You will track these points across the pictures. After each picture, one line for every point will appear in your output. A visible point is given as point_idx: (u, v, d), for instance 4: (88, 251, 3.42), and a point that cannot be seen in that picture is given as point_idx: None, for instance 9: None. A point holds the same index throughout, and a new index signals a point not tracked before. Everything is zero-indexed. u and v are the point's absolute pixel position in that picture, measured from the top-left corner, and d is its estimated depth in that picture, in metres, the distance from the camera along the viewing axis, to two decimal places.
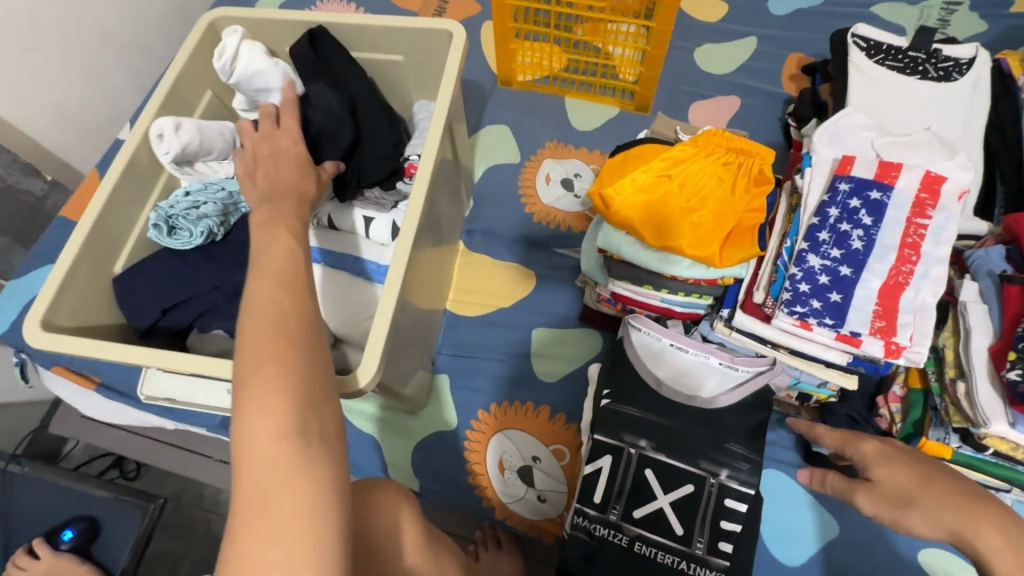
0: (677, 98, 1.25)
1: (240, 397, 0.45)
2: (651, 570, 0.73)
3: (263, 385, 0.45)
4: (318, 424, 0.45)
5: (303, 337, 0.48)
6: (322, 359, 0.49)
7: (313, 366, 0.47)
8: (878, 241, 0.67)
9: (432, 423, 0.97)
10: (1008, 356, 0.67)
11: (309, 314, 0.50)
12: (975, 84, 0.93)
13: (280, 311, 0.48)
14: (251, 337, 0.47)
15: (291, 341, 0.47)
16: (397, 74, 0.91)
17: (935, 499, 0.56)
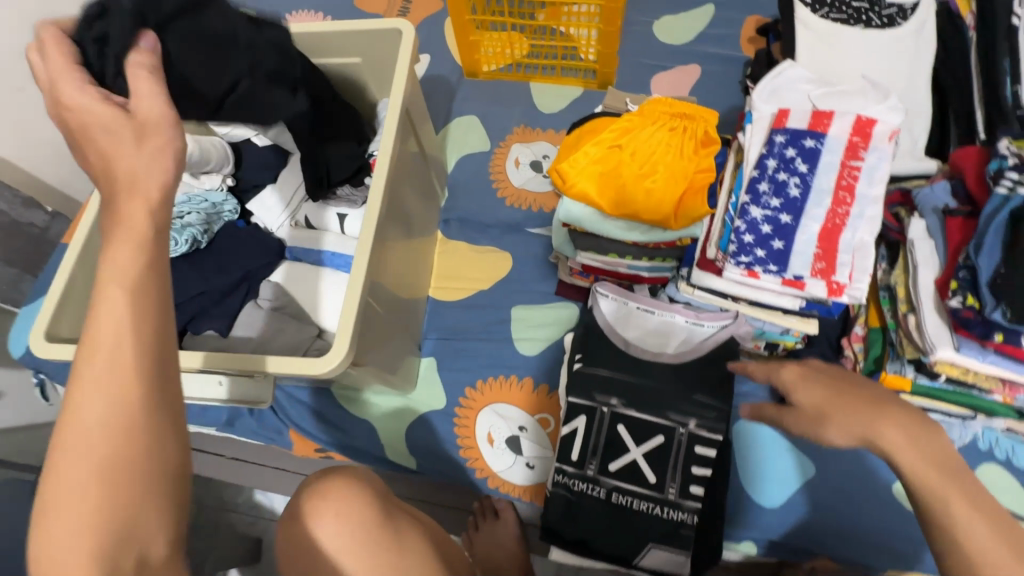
0: (639, 72, 1.27)
1: (39, 517, 0.37)
2: (628, 518, 0.77)
3: (63, 525, 0.36)
4: (134, 559, 0.37)
5: (119, 457, 0.37)
6: (138, 483, 0.37)
7: (125, 487, 0.37)
8: (815, 187, 0.70)
9: (422, 405, 1.02)
10: (949, 285, 0.69)
11: (132, 423, 0.37)
12: (920, 28, 0.91)
13: (97, 416, 0.37)
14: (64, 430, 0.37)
15: (103, 466, 0.37)
16: (357, 76, 0.95)
17: (854, 404, 0.57)
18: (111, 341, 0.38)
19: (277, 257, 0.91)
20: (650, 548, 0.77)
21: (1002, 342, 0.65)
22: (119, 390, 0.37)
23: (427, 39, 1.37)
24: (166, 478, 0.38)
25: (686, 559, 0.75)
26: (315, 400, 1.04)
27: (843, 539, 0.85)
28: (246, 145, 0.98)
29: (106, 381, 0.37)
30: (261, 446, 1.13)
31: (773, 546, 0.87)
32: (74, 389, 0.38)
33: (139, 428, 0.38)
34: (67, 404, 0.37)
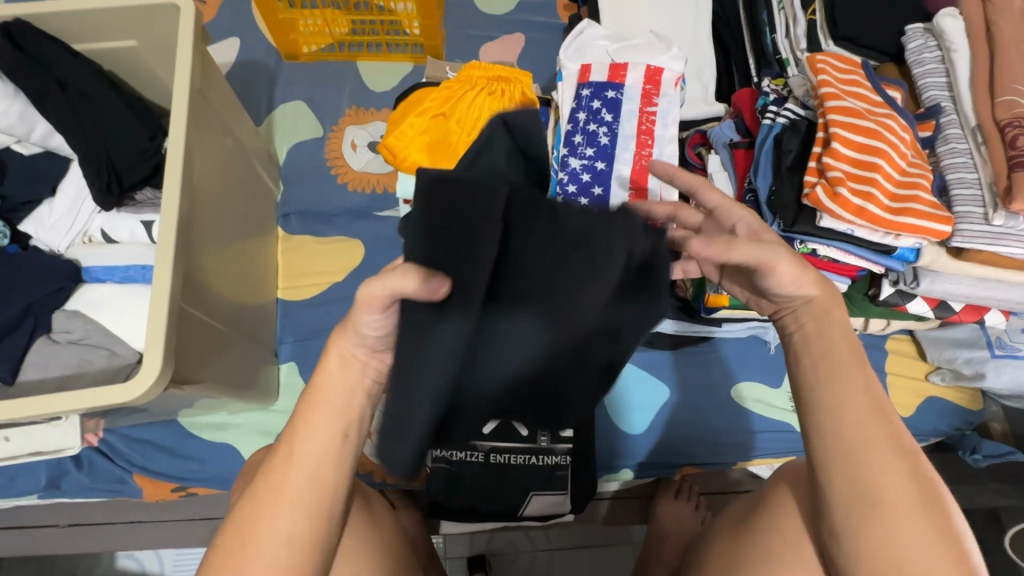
0: (466, 44, 1.27)
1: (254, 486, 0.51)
2: (509, 472, 0.80)
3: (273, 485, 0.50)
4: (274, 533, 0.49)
5: (310, 529, 0.50)
6: (307, 546, 0.50)
7: (298, 540, 0.50)
8: (621, 134, 0.76)
9: (289, 411, 0.96)
10: (741, 207, 0.79)
11: (329, 484, 0.51)
12: None
13: (290, 492, 0.50)
14: (260, 503, 0.50)
15: (289, 538, 0.49)
16: (139, 62, 0.83)
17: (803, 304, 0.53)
18: (327, 415, 0.51)
19: (73, 282, 0.77)
20: (531, 496, 0.80)
21: (782, 249, 0.76)
22: (317, 462, 0.50)
23: (234, 20, 1.24)
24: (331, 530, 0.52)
25: (564, 498, 0.80)
26: (160, 436, 0.93)
27: (698, 446, 0.96)
28: (8, 155, 0.81)
29: (335, 421, 0.51)
30: (98, 506, 0.96)
31: (644, 467, 0.95)
32: (293, 441, 0.51)
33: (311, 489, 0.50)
34: (276, 476, 0.50)
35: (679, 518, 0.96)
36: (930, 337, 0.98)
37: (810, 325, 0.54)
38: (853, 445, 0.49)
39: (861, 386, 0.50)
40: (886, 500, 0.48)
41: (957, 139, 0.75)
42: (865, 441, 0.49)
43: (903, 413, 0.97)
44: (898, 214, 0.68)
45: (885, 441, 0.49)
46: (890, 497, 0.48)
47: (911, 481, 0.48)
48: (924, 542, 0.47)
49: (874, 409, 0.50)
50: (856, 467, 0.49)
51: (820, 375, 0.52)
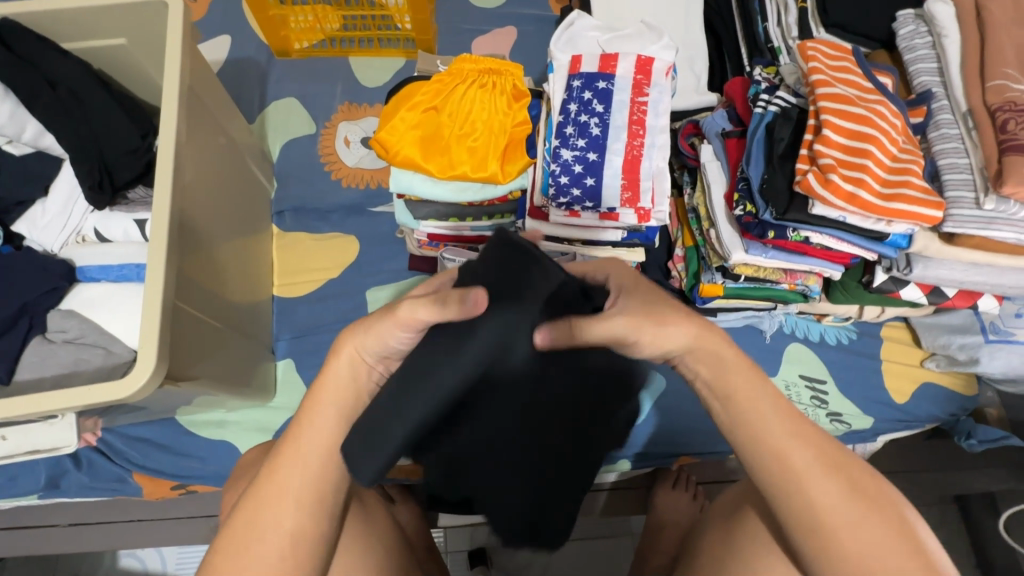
0: (457, 38, 1.27)
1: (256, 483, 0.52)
2: None
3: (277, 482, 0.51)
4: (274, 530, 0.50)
5: (311, 521, 0.51)
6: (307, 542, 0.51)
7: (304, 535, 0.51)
8: (613, 125, 0.76)
9: (287, 408, 0.97)
10: (734, 196, 0.79)
11: (332, 480, 0.52)
12: None
13: (293, 488, 0.51)
14: (262, 500, 0.51)
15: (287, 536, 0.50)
16: (128, 60, 0.83)
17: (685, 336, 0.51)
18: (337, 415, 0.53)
19: (67, 281, 0.77)
20: None
21: (775, 237, 0.76)
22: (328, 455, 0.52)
23: (224, 17, 1.23)
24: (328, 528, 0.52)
25: None
26: (159, 434, 0.93)
27: (694, 436, 0.96)
28: None
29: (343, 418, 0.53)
30: (98, 505, 0.97)
31: (641, 457, 0.96)
32: (303, 436, 0.52)
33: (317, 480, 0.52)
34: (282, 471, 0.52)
35: (677, 508, 0.97)
36: (924, 323, 0.98)
37: (698, 366, 0.52)
38: (783, 472, 0.50)
39: (776, 414, 0.51)
40: (834, 521, 0.49)
41: (948, 124, 0.75)
42: (792, 468, 0.50)
43: (898, 400, 0.98)
44: (890, 200, 0.68)
45: (808, 459, 0.50)
46: (829, 517, 0.49)
47: (849, 492, 0.49)
48: (876, 546, 0.48)
49: (795, 434, 0.51)
50: (796, 497, 0.50)
51: (734, 409, 0.52)
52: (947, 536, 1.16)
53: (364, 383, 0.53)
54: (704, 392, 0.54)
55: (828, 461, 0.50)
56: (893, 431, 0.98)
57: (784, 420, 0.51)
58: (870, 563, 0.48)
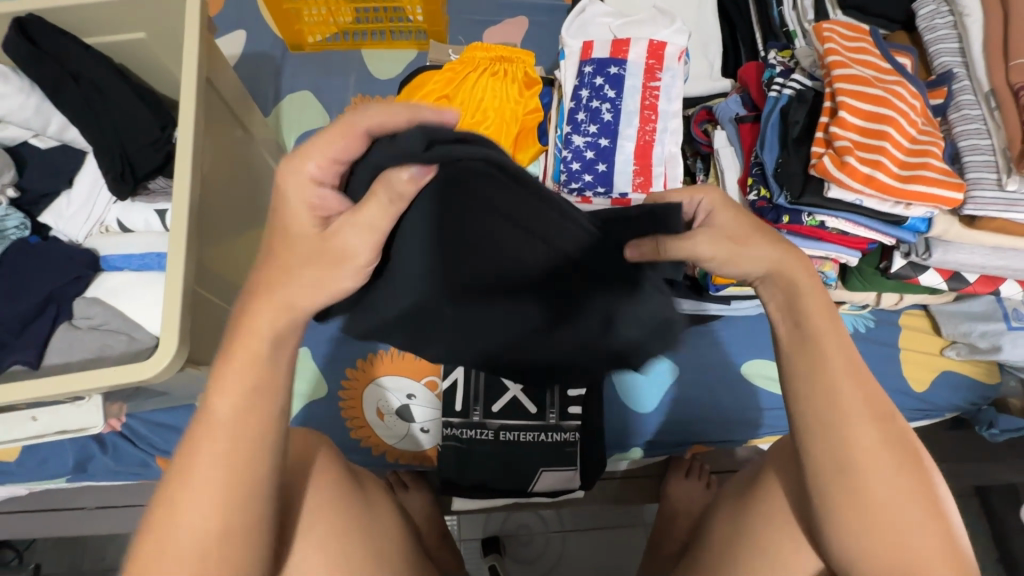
0: (469, 29, 1.27)
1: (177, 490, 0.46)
2: (520, 448, 0.81)
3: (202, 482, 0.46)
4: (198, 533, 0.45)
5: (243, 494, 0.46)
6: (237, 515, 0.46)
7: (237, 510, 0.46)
8: (624, 110, 0.76)
9: (304, 396, 0.98)
10: (748, 181, 0.78)
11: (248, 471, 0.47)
12: None
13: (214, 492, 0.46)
14: (176, 501, 0.46)
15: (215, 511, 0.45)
16: (147, 54, 0.85)
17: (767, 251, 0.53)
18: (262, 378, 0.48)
19: (91, 270, 0.80)
20: (541, 473, 0.81)
21: (790, 222, 0.75)
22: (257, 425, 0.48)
23: (240, 13, 1.25)
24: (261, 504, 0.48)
25: (574, 473, 0.80)
26: (180, 421, 0.95)
27: (708, 424, 0.96)
28: (26, 150, 0.84)
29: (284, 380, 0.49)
30: (121, 489, 0.99)
31: (653, 445, 0.96)
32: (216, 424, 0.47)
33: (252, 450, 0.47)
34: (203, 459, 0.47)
35: (690, 497, 0.97)
36: (946, 311, 0.96)
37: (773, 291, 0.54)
38: (829, 409, 0.50)
39: (838, 355, 0.51)
40: (867, 469, 0.49)
41: (970, 105, 0.73)
42: (839, 408, 0.50)
43: (916, 388, 0.96)
44: (907, 182, 0.67)
45: (857, 404, 0.50)
46: (862, 459, 0.49)
47: (887, 448, 0.50)
48: (898, 496, 0.49)
49: (851, 382, 0.50)
50: (835, 439, 0.50)
51: (795, 342, 0.52)
52: (968, 530, 1.13)
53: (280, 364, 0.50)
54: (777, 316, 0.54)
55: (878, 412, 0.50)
56: (911, 419, 0.96)
57: (842, 360, 0.51)
58: (888, 515, 0.49)
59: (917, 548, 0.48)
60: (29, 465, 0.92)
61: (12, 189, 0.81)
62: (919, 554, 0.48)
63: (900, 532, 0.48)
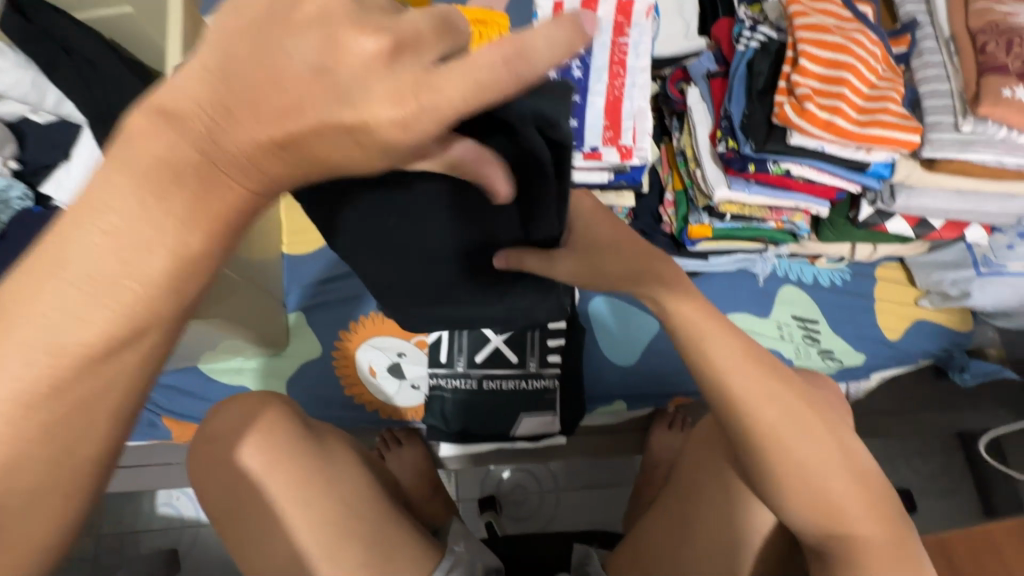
0: None
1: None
2: (502, 395, 0.86)
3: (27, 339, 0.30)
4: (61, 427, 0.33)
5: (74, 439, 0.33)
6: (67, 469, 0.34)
7: (77, 450, 0.34)
8: (593, 67, 0.79)
9: (301, 357, 1.02)
10: (717, 134, 0.81)
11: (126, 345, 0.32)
12: None
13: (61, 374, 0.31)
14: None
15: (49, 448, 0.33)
16: (135, 28, 0.87)
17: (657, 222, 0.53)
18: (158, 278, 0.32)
19: None
20: (522, 418, 0.86)
21: (755, 171, 0.78)
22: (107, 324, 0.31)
23: None
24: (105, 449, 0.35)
25: (553, 418, 0.85)
26: (184, 382, 1.00)
27: (687, 375, 1.00)
28: (26, 125, 0.87)
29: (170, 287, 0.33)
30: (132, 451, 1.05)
31: (635, 396, 1.00)
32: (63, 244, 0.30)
33: (91, 386, 0.32)
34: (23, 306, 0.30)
35: (672, 447, 1.00)
36: (919, 261, 0.99)
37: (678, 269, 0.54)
38: (729, 393, 0.51)
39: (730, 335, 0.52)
40: (783, 439, 0.50)
41: (931, 52, 0.75)
42: (736, 389, 0.51)
43: (890, 336, 0.99)
44: (865, 127, 0.70)
45: (752, 379, 0.51)
46: (764, 434, 0.50)
47: (794, 412, 0.51)
48: (808, 456, 0.50)
49: (737, 353, 0.51)
50: (737, 419, 0.51)
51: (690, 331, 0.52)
52: (947, 475, 1.17)
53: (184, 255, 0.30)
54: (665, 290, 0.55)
55: (775, 383, 0.51)
56: (886, 367, 0.99)
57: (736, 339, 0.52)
58: (806, 474, 0.50)
59: (836, 502, 0.50)
60: None
61: (14, 162, 0.85)
62: (839, 504, 0.50)
63: (827, 487, 0.50)
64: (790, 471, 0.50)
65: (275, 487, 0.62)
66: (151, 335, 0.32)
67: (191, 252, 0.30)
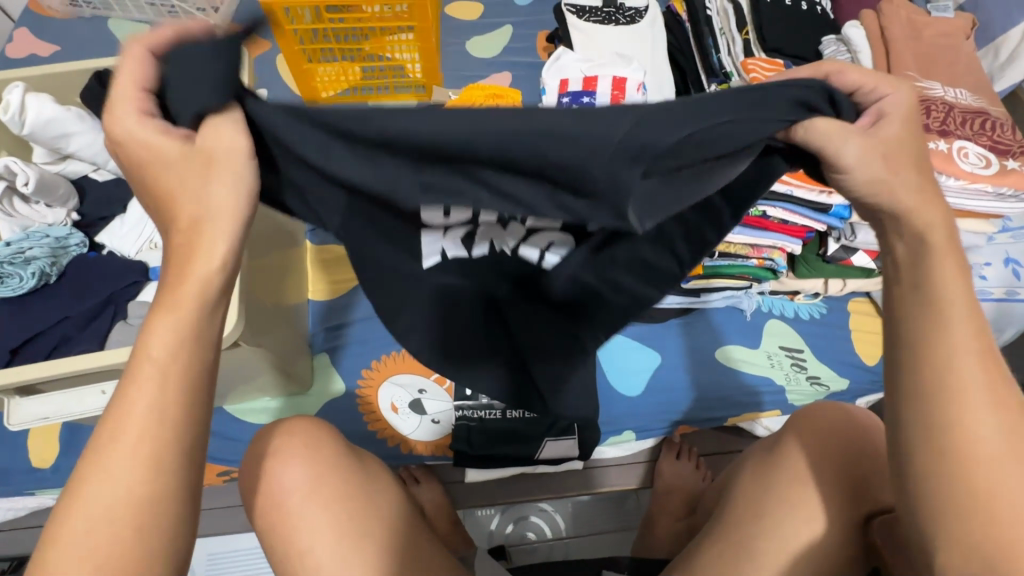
0: (461, 83, 1.43)
1: (76, 482, 0.44)
2: (524, 425, 0.98)
3: (115, 460, 0.44)
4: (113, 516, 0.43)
5: (147, 502, 0.44)
6: None
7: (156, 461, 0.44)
8: None
9: (324, 395, 1.07)
10: None
11: (163, 461, 0.45)
12: (654, 22, 1.17)
13: (114, 492, 0.44)
14: (75, 480, 0.44)
15: (102, 536, 0.43)
16: None
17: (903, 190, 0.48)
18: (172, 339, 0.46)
19: (144, 278, 0.89)
20: (546, 442, 0.98)
21: None
22: (145, 450, 0.44)
23: (261, 73, 1.43)
24: (200, 444, 0.47)
25: (573, 439, 0.97)
26: None
27: (689, 404, 1.06)
28: (87, 182, 0.99)
29: (162, 386, 0.45)
30: None
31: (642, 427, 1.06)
32: (121, 405, 0.45)
33: (147, 495, 0.44)
34: (100, 454, 0.44)
35: (681, 475, 1.06)
36: None
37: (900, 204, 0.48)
38: (938, 390, 0.48)
39: (973, 336, 0.48)
40: (973, 450, 0.47)
41: None
42: (959, 385, 0.47)
43: (867, 362, 1.09)
44: None
45: (977, 375, 0.47)
46: (969, 435, 0.47)
47: (1003, 422, 0.47)
48: (1009, 481, 0.46)
49: (976, 353, 0.48)
50: (950, 410, 0.47)
51: (915, 306, 0.49)
52: None
53: (174, 381, 0.46)
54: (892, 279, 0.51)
55: (996, 378, 0.48)
56: (869, 392, 1.08)
57: (979, 350, 0.48)
58: (1000, 484, 0.46)
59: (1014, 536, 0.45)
60: (63, 470, 0.99)
61: (75, 213, 0.96)
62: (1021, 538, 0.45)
63: (1010, 524, 0.45)
64: (980, 499, 0.46)
65: (312, 503, 0.66)
66: (172, 455, 0.45)
67: (167, 407, 0.45)
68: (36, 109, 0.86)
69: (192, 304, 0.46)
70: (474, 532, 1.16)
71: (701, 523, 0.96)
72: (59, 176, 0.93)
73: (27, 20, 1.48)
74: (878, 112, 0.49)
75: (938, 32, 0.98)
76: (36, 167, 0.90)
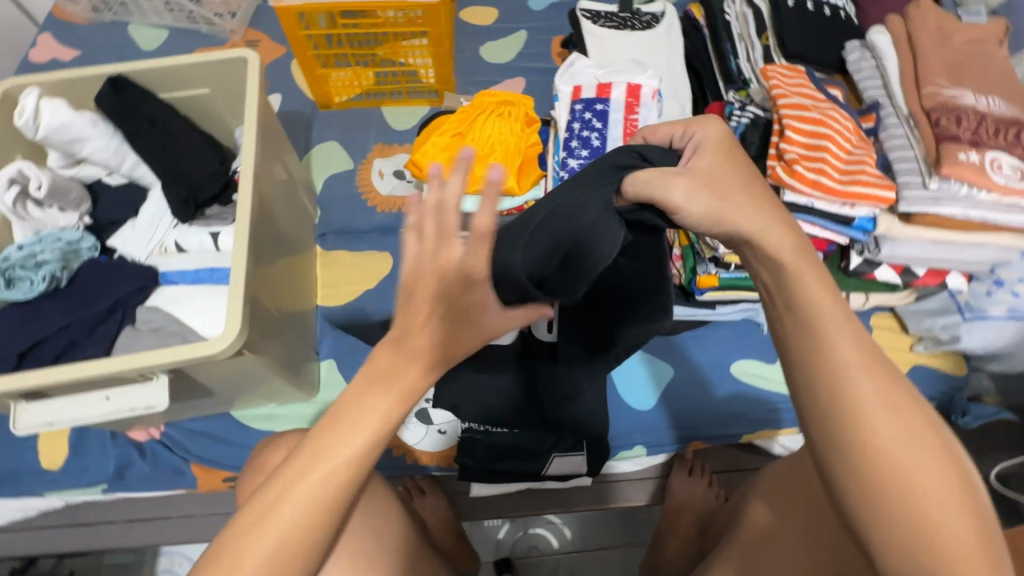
0: (473, 89, 1.42)
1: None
2: (532, 441, 0.95)
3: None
4: None
5: None
6: None
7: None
8: (610, 137, 0.93)
9: (330, 404, 1.06)
10: None
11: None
12: (670, 27, 1.16)
13: None
14: None
15: None
16: (212, 108, 1.03)
17: (755, 207, 0.49)
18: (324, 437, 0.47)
19: (152, 282, 0.90)
20: (554, 458, 0.95)
21: None
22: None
23: (275, 78, 1.44)
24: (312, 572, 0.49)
25: (582, 455, 0.94)
26: (214, 428, 1.02)
27: (701, 420, 1.03)
28: (100, 186, 0.99)
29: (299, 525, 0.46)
30: (149, 498, 1.05)
31: (653, 443, 1.03)
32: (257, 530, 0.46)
33: None
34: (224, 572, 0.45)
35: (693, 493, 1.03)
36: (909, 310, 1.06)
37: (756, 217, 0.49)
38: (835, 404, 0.47)
39: (853, 342, 0.48)
40: (893, 458, 0.45)
41: (894, 126, 0.89)
42: (859, 396, 0.46)
43: None
44: (847, 185, 0.81)
45: (868, 385, 0.47)
46: (879, 450, 0.45)
47: (910, 426, 0.46)
48: (928, 486, 0.44)
49: (866, 360, 0.47)
50: (852, 428, 0.46)
51: (795, 322, 0.49)
52: None
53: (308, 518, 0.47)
54: (766, 294, 0.51)
55: (890, 380, 0.47)
56: None
57: (864, 354, 0.48)
58: (919, 493, 0.44)
59: (945, 543, 0.43)
60: (71, 472, 0.99)
61: (87, 218, 0.96)
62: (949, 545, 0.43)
63: (943, 524, 0.44)
64: (909, 509, 0.44)
65: None
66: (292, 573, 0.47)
67: (299, 536, 0.46)
68: (50, 114, 0.87)
69: (344, 450, 0.47)
70: (479, 544, 1.15)
71: (714, 545, 0.92)
72: (72, 181, 0.94)
73: (50, 24, 1.51)
74: (696, 146, 0.54)
75: (968, 38, 0.94)
76: (49, 172, 0.91)
